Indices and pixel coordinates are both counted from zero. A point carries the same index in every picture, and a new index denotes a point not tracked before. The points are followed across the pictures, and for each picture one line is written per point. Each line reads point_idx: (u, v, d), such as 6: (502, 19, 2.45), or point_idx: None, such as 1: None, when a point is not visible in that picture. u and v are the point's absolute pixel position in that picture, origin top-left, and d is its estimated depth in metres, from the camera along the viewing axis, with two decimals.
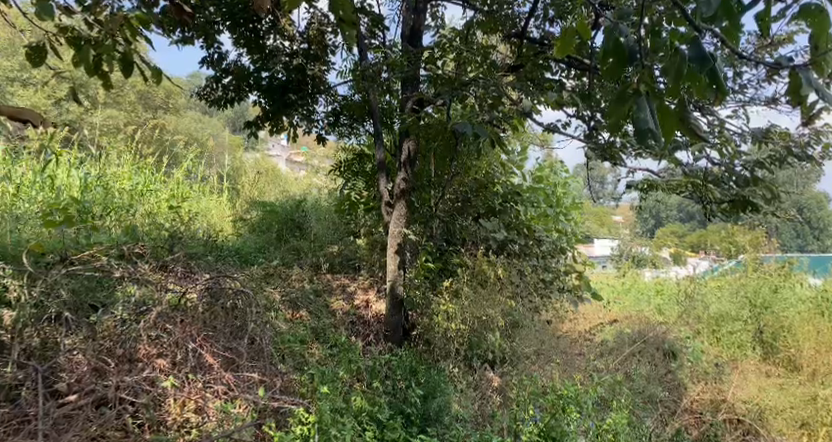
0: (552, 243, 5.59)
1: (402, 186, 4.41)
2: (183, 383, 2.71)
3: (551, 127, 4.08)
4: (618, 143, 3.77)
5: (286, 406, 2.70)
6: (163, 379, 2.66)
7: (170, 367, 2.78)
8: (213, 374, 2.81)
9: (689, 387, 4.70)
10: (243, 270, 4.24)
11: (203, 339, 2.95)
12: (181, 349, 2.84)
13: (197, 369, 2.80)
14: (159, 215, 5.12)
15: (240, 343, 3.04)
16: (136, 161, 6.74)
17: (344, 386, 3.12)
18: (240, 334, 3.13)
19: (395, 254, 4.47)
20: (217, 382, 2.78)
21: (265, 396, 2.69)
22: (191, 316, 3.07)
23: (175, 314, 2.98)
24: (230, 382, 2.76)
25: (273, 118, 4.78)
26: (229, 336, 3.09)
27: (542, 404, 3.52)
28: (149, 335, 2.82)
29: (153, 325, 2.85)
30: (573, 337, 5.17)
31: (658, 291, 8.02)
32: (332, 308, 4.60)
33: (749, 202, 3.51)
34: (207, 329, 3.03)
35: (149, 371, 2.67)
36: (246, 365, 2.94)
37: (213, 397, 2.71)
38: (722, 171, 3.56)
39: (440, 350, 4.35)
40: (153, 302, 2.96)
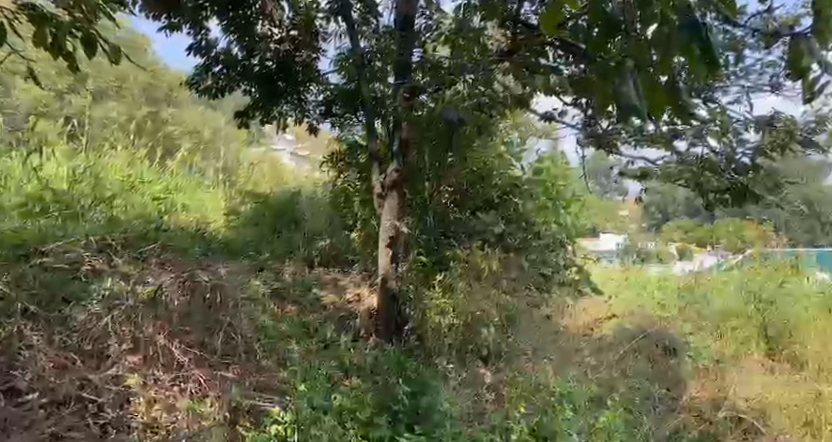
0: (551, 236, 5.46)
1: (394, 177, 4.25)
2: (150, 383, 2.58)
3: (549, 115, 3.95)
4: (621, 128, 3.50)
5: (262, 405, 2.64)
6: (129, 377, 2.55)
7: (141, 364, 2.65)
8: (183, 371, 2.69)
9: (691, 384, 4.55)
10: (232, 265, 4.14)
11: (175, 337, 2.86)
12: (153, 344, 2.72)
13: (167, 367, 2.68)
14: (150, 208, 5.01)
15: (217, 340, 2.97)
16: (131, 154, 6.64)
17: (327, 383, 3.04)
18: (217, 329, 3.02)
19: (387, 247, 4.26)
20: (188, 381, 2.65)
21: (240, 394, 2.62)
22: (166, 310, 2.97)
23: (149, 308, 2.92)
24: (202, 381, 2.65)
25: (263, 106, 4.67)
26: (209, 332, 2.99)
27: (535, 403, 3.41)
28: (119, 332, 2.72)
29: (122, 320, 2.78)
30: (571, 332, 5.06)
31: (661, 286, 7.90)
32: (324, 303, 4.49)
33: (749, 190, 3.55)
34: (182, 324, 2.94)
35: (116, 369, 2.57)
36: (221, 363, 2.85)
37: (183, 397, 2.59)
38: (721, 159, 3.50)
39: (433, 347, 4.21)
40: (125, 296, 2.92)
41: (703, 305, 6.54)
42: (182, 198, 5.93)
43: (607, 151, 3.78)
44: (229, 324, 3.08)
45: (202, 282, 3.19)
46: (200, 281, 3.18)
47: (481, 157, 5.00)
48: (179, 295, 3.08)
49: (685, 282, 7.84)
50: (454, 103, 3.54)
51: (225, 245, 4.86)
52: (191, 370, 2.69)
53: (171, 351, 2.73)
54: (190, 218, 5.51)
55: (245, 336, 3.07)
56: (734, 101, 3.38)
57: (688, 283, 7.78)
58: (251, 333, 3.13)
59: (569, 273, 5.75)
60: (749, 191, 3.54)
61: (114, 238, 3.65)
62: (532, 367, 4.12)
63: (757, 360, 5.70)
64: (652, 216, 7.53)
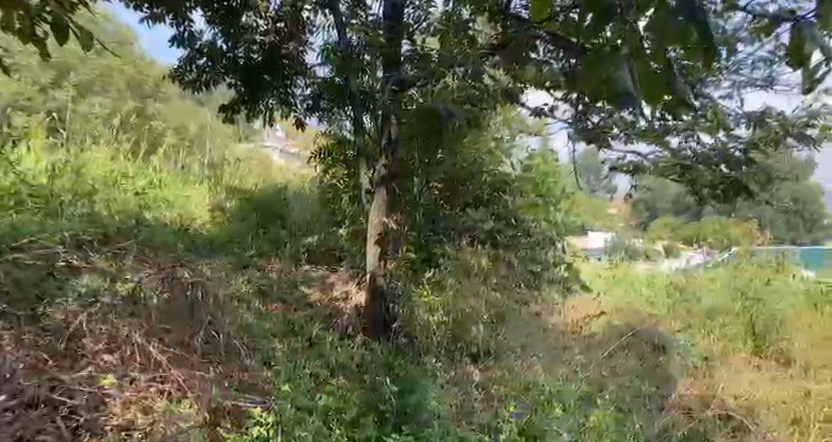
0: (541, 234, 5.41)
1: (383, 173, 4.21)
2: (125, 385, 2.45)
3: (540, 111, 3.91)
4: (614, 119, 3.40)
5: (245, 406, 2.56)
6: (104, 379, 2.42)
7: (117, 363, 2.54)
8: (161, 370, 2.58)
9: (682, 381, 4.49)
10: (215, 262, 4.05)
11: (152, 336, 2.77)
12: (130, 343, 2.62)
13: (144, 367, 2.57)
14: (132, 205, 4.90)
15: (197, 339, 2.88)
16: (114, 149, 6.52)
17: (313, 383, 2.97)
18: (196, 328, 2.92)
19: (376, 243, 4.19)
20: (167, 382, 2.54)
21: (222, 393, 2.52)
22: (144, 308, 2.89)
23: (127, 305, 2.87)
24: (181, 381, 2.53)
25: (249, 100, 4.61)
26: (188, 331, 2.90)
27: (525, 402, 3.35)
28: (95, 331, 2.64)
29: (98, 317, 2.73)
30: (561, 330, 5.02)
31: (649, 282, 7.89)
32: (310, 301, 4.40)
33: (744, 185, 3.60)
34: (161, 323, 2.87)
35: (89, 369, 2.44)
36: (202, 363, 2.75)
37: (160, 398, 2.47)
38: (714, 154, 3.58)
39: (422, 344, 4.17)
40: (101, 295, 2.84)
41: (691, 302, 6.51)
42: (167, 193, 5.83)
43: (602, 145, 3.65)
44: (211, 321, 3.00)
45: (184, 277, 3.16)
46: (182, 279, 3.11)
47: (473, 153, 4.86)
48: (158, 291, 3.03)
49: (673, 279, 7.84)
50: (444, 96, 3.50)
51: (209, 241, 4.77)
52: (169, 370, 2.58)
53: (147, 351, 2.62)
54: (173, 215, 5.39)
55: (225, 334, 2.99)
56: (727, 96, 3.30)
57: (677, 281, 7.75)
58: (233, 331, 3.05)
59: (558, 269, 5.71)
60: (744, 186, 3.61)
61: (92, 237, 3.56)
62: (520, 365, 4.07)
63: (747, 357, 5.68)
64: (641, 215, 7.50)
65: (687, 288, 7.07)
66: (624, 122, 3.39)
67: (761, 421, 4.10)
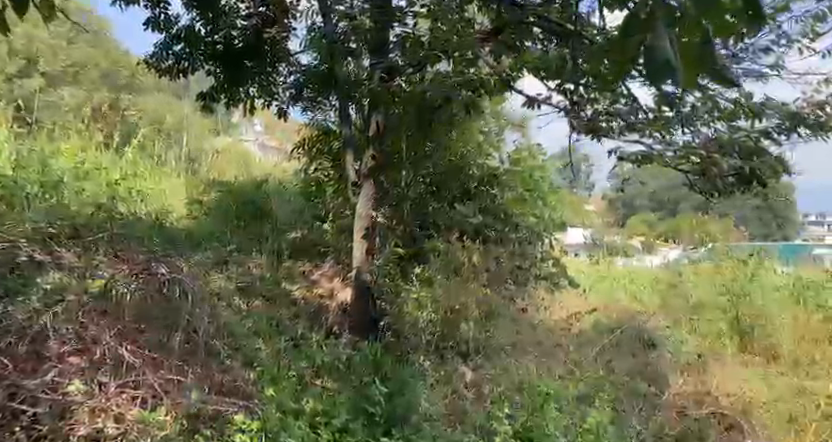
0: (529, 229, 5.26)
1: (372, 164, 4.08)
2: (95, 388, 2.26)
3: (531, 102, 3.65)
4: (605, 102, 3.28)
5: (227, 410, 2.37)
6: (70, 385, 2.21)
7: (86, 366, 2.34)
8: (135, 373, 2.40)
9: (675, 378, 4.37)
10: (191, 258, 3.84)
11: (125, 337, 2.58)
12: (101, 344, 2.43)
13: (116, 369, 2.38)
14: (104, 197, 4.67)
15: (175, 338, 2.69)
16: (85, 139, 6.25)
17: (298, 386, 2.80)
18: (173, 328, 2.73)
19: (362, 238, 4.03)
20: (141, 388, 2.34)
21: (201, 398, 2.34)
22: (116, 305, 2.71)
23: (96, 304, 2.68)
24: (156, 385, 2.34)
25: (228, 87, 4.37)
26: (164, 330, 2.71)
27: (518, 402, 3.22)
28: (63, 330, 2.45)
29: (63, 316, 2.53)
30: (550, 326, 4.90)
31: (634, 278, 7.82)
32: (293, 297, 4.20)
33: (756, 177, 3.20)
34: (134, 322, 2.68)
35: (54, 373, 2.24)
36: (179, 365, 2.56)
37: (133, 405, 2.27)
38: (722, 142, 3.24)
39: (410, 341, 3.99)
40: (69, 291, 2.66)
41: (678, 297, 6.42)
42: (141, 186, 5.61)
43: (602, 139, 3.41)
44: (190, 319, 2.82)
45: (158, 276, 2.92)
46: (158, 274, 2.92)
47: (459, 144, 4.75)
48: (129, 292, 2.79)
49: (658, 275, 7.78)
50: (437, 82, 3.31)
51: (186, 236, 4.57)
52: (144, 375, 2.38)
53: (119, 353, 2.42)
54: (147, 209, 5.16)
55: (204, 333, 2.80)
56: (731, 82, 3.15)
57: (662, 276, 7.66)
58: (213, 330, 2.87)
59: (546, 265, 5.59)
60: (757, 178, 3.19)
61: (58, 231, 3.34)
62: (512, 364, 3.92)
63: (735, 352, 5.62)
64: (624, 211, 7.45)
65: (673, 283, 6.99)
66: (614, 113, 3.30)
67: (756, 419, 4.00)
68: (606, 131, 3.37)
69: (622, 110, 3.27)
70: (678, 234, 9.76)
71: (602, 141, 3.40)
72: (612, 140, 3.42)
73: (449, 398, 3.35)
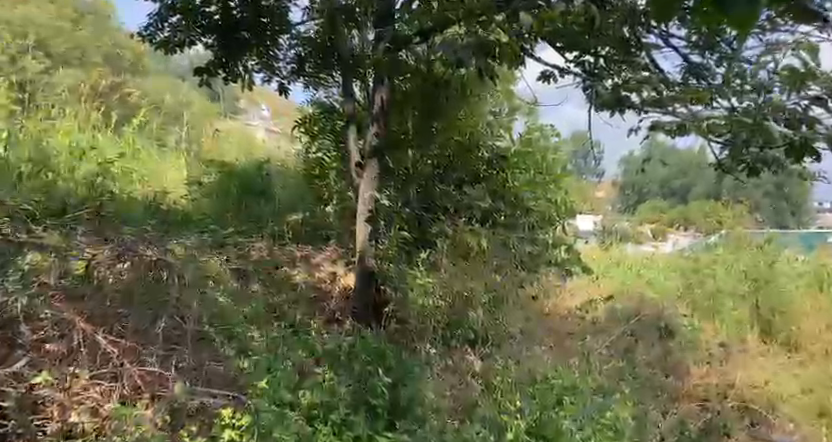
0: (540, 212, 5.03)
1: (375, 142, 3.76)
2: (64, 381, 2.10)
3: (554, 67, 3.36)
4: (632, 70, 3.04)
5: (209, 403, 2.22)
6: (37, 376, 2.06)
7: (57, 356, 2.17)
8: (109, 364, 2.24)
9: (696, 370, 4.14)
10: (185, 241, 3.68)
11: (106, 321, 2.44)
12: (75, 332, 2.25)
13: (88, 360, 2.22)
14: (98, 177, 4.49)
15: (156, 325, 2.53)
16: (82, 118, 6.07)
17: (295, 376, 2.61)
18: (158, 311, 2.59)
19: (366, 222, 3.76)
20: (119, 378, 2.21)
21: (181, 391, 2.19)
22: (93, 292, 2.53)
23: (74, 285, 2.54)
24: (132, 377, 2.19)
25: (226, 62, 4.13)
26: (148, 311, 2.57)
27: (531, 395, 3.01)
28: (33, 317, 2.23)
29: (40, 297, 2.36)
30: (561, 315, 4.68)
31: (648, 265, 7.58)
32: (294, 280, 4.01)
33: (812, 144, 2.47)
34: (111, 309, 2.51)
35: (23, 363, 2.09)
36: (160, 353, 2.40)
37: (109, 400, 2.14)
38: (769, 109, 2.64)
39: (416, 330, 3.77)
40: (42, 275, 2.47)
41: (694, 282, 6.19)
42: (140, 167, 5.43)
43: (626, 109, 3.01)
44: (179, 298, 2.71)
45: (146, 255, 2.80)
46: (145, 255, 2.81)
47: (469, 121, 4.55)
48: (113, 273, 2.71)
49: (673, 262, 7.55)
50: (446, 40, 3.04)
51: (182, 218, 4.39)
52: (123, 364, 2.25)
53: (97, 340, 2.29)
54: (142, 191, 4.98)
55: (191, 317, 2.65)
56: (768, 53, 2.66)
57: (677, 263, 7.43)
58: (200, 317, 2.69)
59: (558, 250, 5.37)
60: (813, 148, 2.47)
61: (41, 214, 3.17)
62: (522, 354, 3.72)
63: (755, 342, 5.37)
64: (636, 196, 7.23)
65: (690, 270, 6.76)
66: (645, 83, 2.93)
67: (782, 412, 3.78)
68: (632, 104, 2.98)
69: (646, 80, 2.94)
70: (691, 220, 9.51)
71: (623, 113, 3.01)
72: (636, 112, 3.01)
73: (455, 389, 3.17)
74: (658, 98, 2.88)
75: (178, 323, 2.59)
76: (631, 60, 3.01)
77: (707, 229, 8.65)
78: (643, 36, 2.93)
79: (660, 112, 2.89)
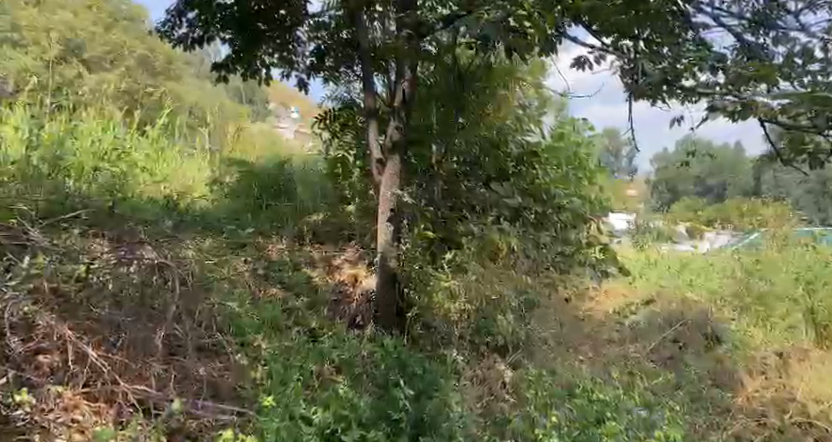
0: (573, 211, 4.77)
1: (396, 137, 3.56)
2: (52, 401, 2.01)
3: (604, 45, 3.05)
4: (680, 55, 2.83)
5: (209, 418, 2.15)
6: (18, 397, 1.91)
7: (45, 372, 2.09)
8: (101, 377, 2.14)
9: (746, 377, 3.85)
10: (201, 242, 3.52)
11: (100, 330, 2.28)
12: (67, 343, 2.15)
13: (76, 376, 2.12)
14: (115, 177, 4.36)
15: (155, 338, 2.33)
16: (105, 116, 5.98)
17: (305, 394, 2.43)
18: (158, 322, 2.42)
19: (388, 221, 3.56)
20: (114, 399, 2.10)
21: (179, 407, 2.11)
22: (90, 298, 2.36)
23: (69, 292, 2.35)
24: (124, 393, 2.11)
25: (244, 57, 3.99)
26: (146, 320, 2.40)
27: (568, 408, 2.79)
28: (20, 329, 2.13)
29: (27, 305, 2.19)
30: (598, 319, 4.41)
31: (687, 265, 7.23)
32: (314, 282, 3.81)
33: None
34: (108, 318, 2.32)
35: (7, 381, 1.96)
36: (159, 362, 2.27)
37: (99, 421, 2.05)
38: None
39: (441, 334, 3.57)
40: (37, 279, 2.29)
41: (739, 283, 5.85)
42: (161, 166, 5.32)
43: (677, 91, 2.76)
44: (180, 306, 2.54)
45: (143, 259, 2.57)
46: (147, 257, 2.59)
47: (498, 115, 4.41)
48: (114, 276, 2.48)
49: (713, 263, 7.19)
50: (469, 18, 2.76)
51: (200, 217, 4.25)
52: (116, 383, 2.13)
53: (89, 353, 2.15)
54: (161, 192, 4.84)
55: (190, 329, 2.48)
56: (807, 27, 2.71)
57: (718, 265, 7.06)
58: (201, 331, 2.53)
59: (592, 251, 5.10)
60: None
61: (44, 217, 3.01)
62: (555, 366, 3.49)
63: (808, 348, 5.02)
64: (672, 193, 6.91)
65: (732, 273, 6.39)
66: (700, 62, 2.72)
67: None
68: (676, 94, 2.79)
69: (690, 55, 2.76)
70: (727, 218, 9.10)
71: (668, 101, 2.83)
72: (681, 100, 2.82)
73: (482, 405, 2.95)
74: (709, 82, 2.71)
75: (177, 335, 2.43)
76: (672, 45, 2.90)
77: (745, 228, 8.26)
78: (691, 15, 2.97)
79: (714, 95, 2.66)
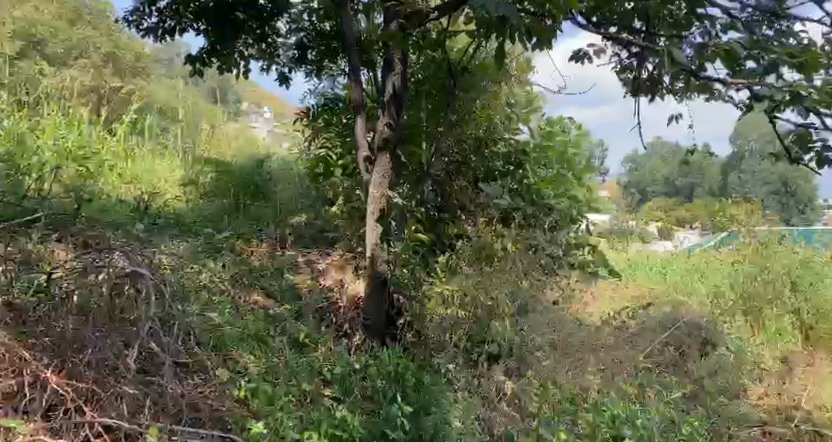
0: (564, 212, 4.61)
1: (385, 134, 3.31)
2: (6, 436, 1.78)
3: (605, 33, 2.89)
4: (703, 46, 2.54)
5: None
6: None
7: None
8: (63, 407, 1.90)
9: (749, 383, 3.70)
10: (175, 248, 3.28)
11: (63, 348, 2.04)
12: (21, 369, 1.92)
13: (34, 408, 1.88)
14: (80, 179, 4.07)
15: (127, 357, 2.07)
16: (70, 114, 5.65)
17: (294, 417, 2.20)
18: (130, 335, 2.15)
19: (377, 223, 3.34)
20: (78, 432, 1.87)
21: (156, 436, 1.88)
22: (51, 316, 2.13)
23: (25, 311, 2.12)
24: (88, 424, 1.87)
25: (221, 49, 3.76)
26: (114, 334, 2.13)
27: (576, 426, 2.60)
28: None
29: None
30: (592, 323, 4.25)
31: (672, 265, 7.12)
32: (299, 288, 3.58)
33: None
34: (72, 337, 2.07)
35: None
36: (131, 384, 2.02)
37: None
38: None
39: (434, 343, 3.37)
40: None
41: (725, 284, 5.74)
42: (130, 167, 5.04)
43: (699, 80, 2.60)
44: (158, 315, 2.26)
45: (109, 268, 2.26)
46: (115, 261, 2.30)
47: (484, 114, 4.26)
48: (79, 287, 2.23)
49: (697, 263, 7.09)
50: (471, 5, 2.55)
51: (174, 221, 4.00)
52: (80, 413, 1.89)
53: (47, 379, 1.92)
54: (131, 194, 4.57)
55: (168, 342, 2.22)
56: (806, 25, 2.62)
57: (704, 265, 6.94)
58: (179, 346, 2.26)
59: (581, 253, 4.94)
60: None
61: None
62: (555, 376, 3.31)
63: (800, 350, 4.90)
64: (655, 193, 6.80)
65: (719, 274, 6.29)
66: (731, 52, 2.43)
67: None
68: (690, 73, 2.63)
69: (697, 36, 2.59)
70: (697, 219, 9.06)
71: (664, 98, 2.94)
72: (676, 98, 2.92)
73: (478, 422, 2.78)
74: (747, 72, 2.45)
75: (153, 349, 2.17)
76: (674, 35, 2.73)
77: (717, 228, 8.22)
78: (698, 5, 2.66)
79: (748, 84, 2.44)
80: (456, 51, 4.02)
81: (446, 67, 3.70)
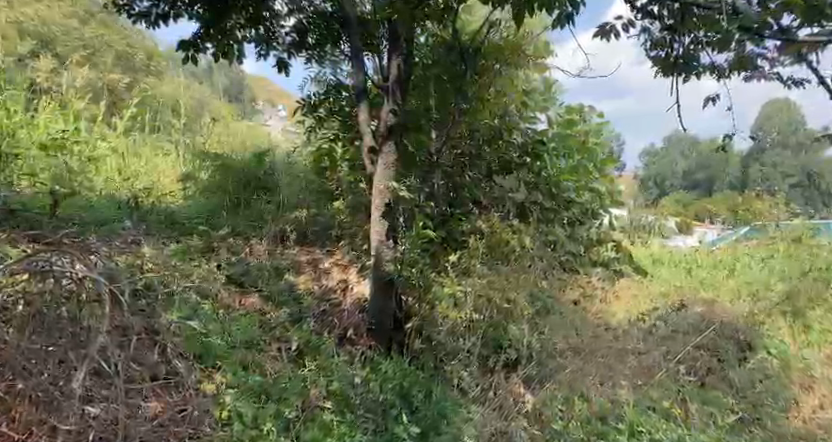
0: (582, 205, 4.37)
1: (389, 122, 3.01)
2: None
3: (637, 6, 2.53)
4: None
5: None
6: None
7: None
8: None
9: (790, 393, 3.36)
10: (162, 249, 3.00)
11: None
12: None
13: None
14: (70, 175, 3.81)
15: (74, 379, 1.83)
16: (68, 107, 5.40)
17: None
18: (73, 357, 1.89)
19: (381, 218, 3.04)
20: None
21: None
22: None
23: None
24: None
25: (214, 33, 3.46)
26: (57, 356, 1.90)
27: None
28: None
29: None
30: (617, 325, 3.91)
31: (699, 260, 6.72)
32: (298, 290, 3.29)
33: None
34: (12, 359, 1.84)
35: None
36: (75, 414, 1.79)
37: None
38: None
39: (447, 348, 3.05)
40: None
41: (757, 280, 5.38)
42: (126, 162, 4.79)
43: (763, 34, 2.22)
44: (112, 328, 2.00)
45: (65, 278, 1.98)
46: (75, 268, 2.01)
47: (499, 101, 3.92)
48: (29, 294, 1.96)
49: (725, 258, 6.68)
50: None
51: (167, 219, 3.73)
52: None
53: None
54: (124, 190, 4.31)
55: (122, 359, 1.98)
56: None
57: (732, 260, 6.53)
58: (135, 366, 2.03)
59: (604, 248, 4.59)
60: None
61: None
62: (580, 387, 3.03)
63: None
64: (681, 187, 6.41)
65: (750, 269, 5.92)
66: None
67: None
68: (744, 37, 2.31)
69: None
70: (719, 214, 8.68)
71: (701, 78, 2.62)
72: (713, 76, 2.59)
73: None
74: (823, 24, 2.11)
75: (106, 368, 1.93)
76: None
77: (740, 222, 7.82)
78: None
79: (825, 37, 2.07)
80: (468, 31, 3.70)
81: (456, 48, 3.39)
